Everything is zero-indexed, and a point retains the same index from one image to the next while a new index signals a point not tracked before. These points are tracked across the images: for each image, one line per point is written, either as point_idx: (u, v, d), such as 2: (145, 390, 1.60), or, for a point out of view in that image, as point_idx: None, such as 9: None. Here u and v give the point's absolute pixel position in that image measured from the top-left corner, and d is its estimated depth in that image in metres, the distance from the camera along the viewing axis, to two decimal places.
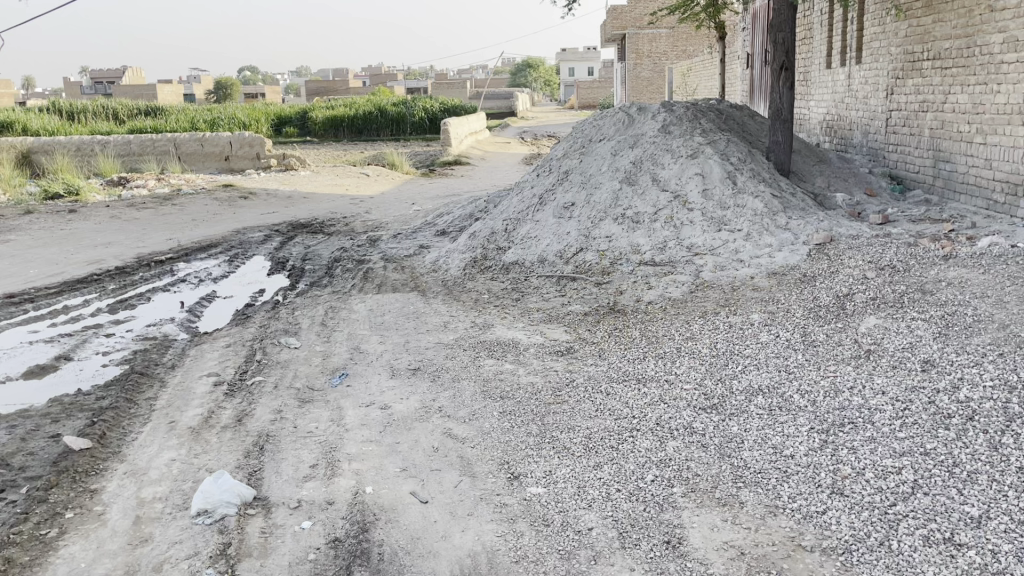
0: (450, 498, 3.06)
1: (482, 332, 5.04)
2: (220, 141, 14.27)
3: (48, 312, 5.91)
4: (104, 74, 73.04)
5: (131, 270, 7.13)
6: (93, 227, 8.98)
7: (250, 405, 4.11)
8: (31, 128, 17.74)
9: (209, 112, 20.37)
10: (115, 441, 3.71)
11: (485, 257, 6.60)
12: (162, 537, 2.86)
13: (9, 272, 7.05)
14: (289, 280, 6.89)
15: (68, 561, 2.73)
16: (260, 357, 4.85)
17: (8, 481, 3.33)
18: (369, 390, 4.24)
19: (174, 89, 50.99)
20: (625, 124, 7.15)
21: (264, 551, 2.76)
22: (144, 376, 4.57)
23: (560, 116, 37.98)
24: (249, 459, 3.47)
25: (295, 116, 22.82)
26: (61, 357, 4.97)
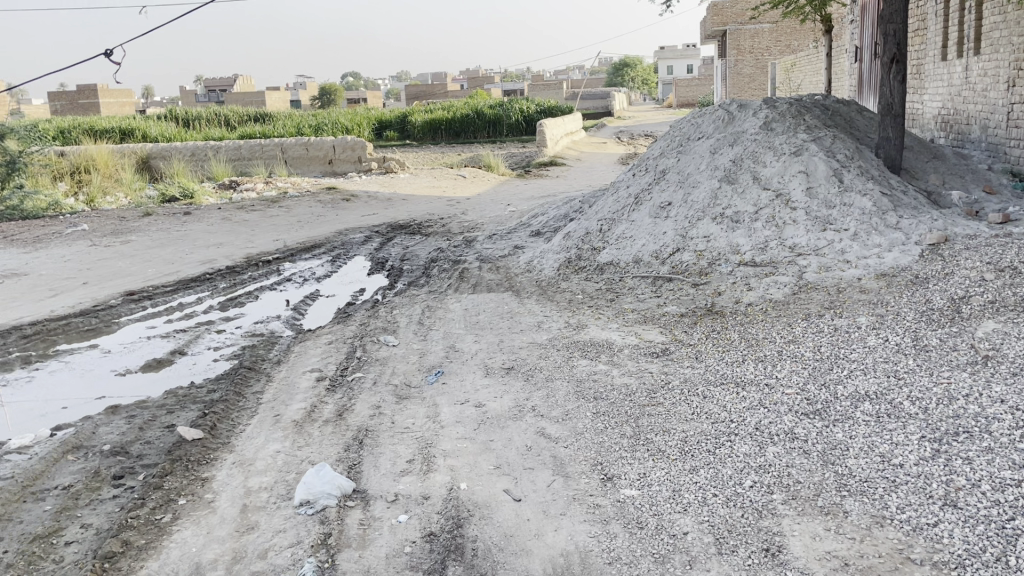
0: (543, 497, 3.07)
1: (577, 332, 5.04)
2: (324, 145, 14.75)
3: (165, 309, 6.25)
4: (219, 83, 76.77)
5: (241, 270, 7.45)
6: (205, 229, 9.44)
7: (351, 400, 4.23)
8: (151, 134, 18.83)
9: (314, 118, 21.13)
10: (223, 433, 3.89)
11: (579, 258, 6.59)
12: (267, 525, 2.98)
13: (129, 270, 7.49)
14: (388, 280, 7.06)
15: (180, 546, 2.87)
16: (360, 355, 4.98)
17: (127, 467, 3.54)
18: (463, 388, 4.30)
19: (280, 96, 53.13)
20: (725, 122, 6.97)
21: (364, 542, 2.84)
22: (251, 370, 4.78)
23: (657, 116, 37.56)
24: (349, 452, 3.57)
25: (396, 119, 23.34)
26: (177, 351, 5.26)
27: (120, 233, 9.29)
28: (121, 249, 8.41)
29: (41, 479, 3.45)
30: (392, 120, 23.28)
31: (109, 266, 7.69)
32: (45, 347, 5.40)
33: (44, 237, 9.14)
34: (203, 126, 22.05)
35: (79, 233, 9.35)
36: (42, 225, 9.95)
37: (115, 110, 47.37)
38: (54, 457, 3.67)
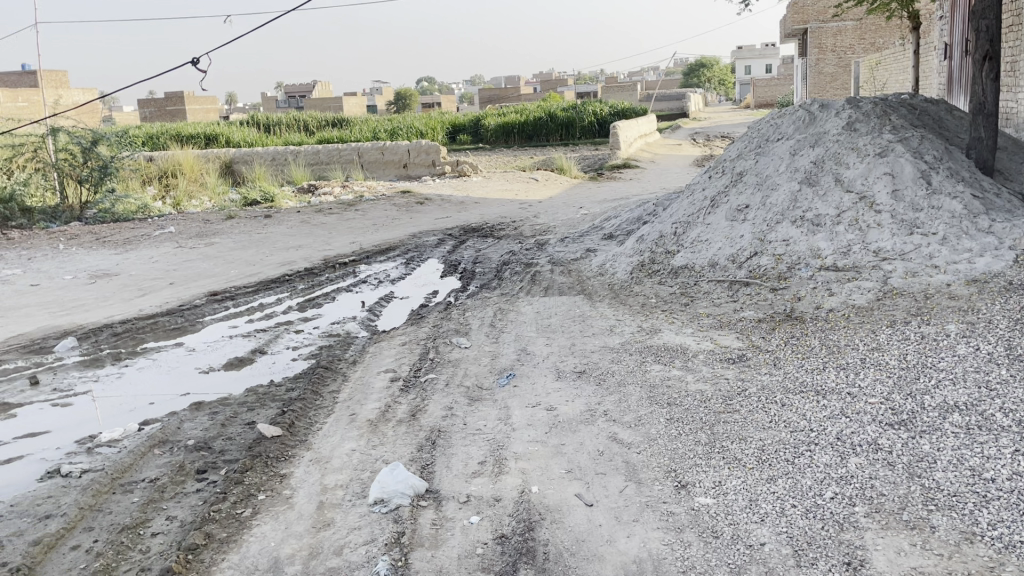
0: (616, 502, 3.04)
1: (650, 337, 4.98)
2: (399, 149, 14.98)
3: (246, 309, 6.45)
4: (299, 89, 78.84)
5: (318, 272, 7.63)
6: (285, 231, 9.70)
7: (424, 401, 4.28)
8: (234, 139, 19.49)
9: (389, 122, 21.52)
10: (301, 430, 3.98)
11: (652, 261, 6.53)
12: (342, 522, 3.04)
13: (213, 272, 7.75)
14: (461, 282, 7.15)
15: (259, 540, 2.95)
16: (433, 356, 5.04)
17: (210, 462, 3.67)
18: (535, 391, 4.30)
19: (357, 102, 54.55)
20: (805, 122, 6.79)
21: (436, 542, 2.87)
22: (328, 370, 4.89)
23: (733, 116, 36.91)
24: (422, 452, 3.62)
25: (469, 123, 23.54)
26: (257, 351, 5.42)
27: (205, 235, 9.63)
28: (206, 251, 8.71)
29: (129, 472, 3.60)
30: (465, 124, 23.48)
31: (194, 267, 7.98)
32: (135, 344, 5.64)
33: (134, 239, 9.55)
34: (284, 131, 22.70)
35: (166, 235, 9.73)
36: (133, 227, 10.39)
37: (201, 116, 49.13)
38: (142, 450, 3.82)
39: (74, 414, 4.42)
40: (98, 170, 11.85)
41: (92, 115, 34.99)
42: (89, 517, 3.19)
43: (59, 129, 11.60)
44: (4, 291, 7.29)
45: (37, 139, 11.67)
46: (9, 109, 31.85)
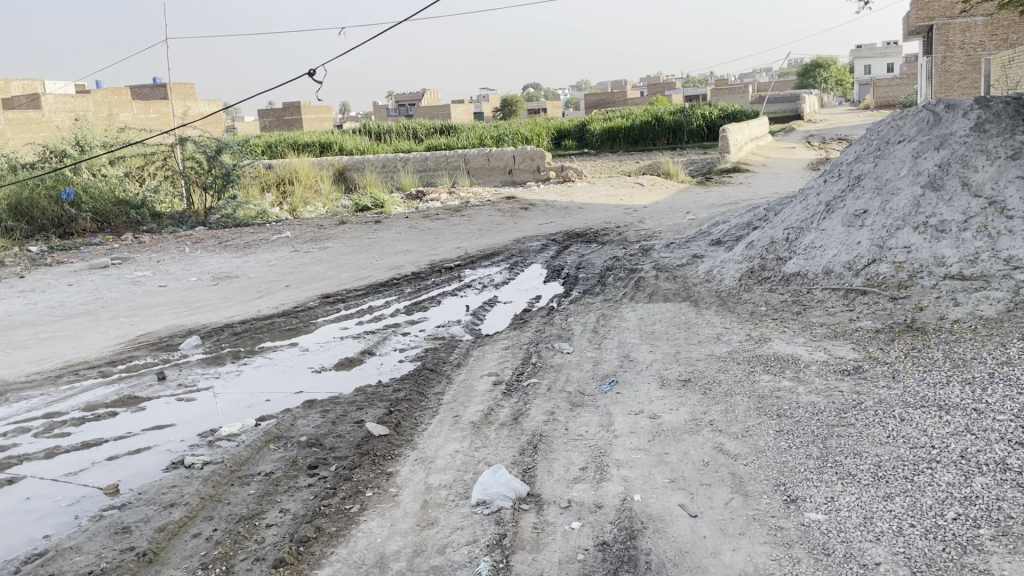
0: (721, 514, 2.97)
1: (759, 346, 4.85)
2: (504, 155, 15.14)
3: (356, 311, 6.66)
4: (408, 98, 80.90)
5: (425, 276, 7.80)
6: (393, 236, 9.97)
7: (526, 405, 4.31)
8: (347, 147, 20.19)
9: (496, 129, 21.79)
10: (407, 430, 4.08)
11: (762, 269, 6.37)
12: (445, 522, 3.10)
13: (325, 275, 8.05)
14: (564, 287, 7.16)
15: (366, 536, 3.04)
16: (536, 361, 5.06)
17: (322, 458, 3.80)
18: (638, 398, 4.26)
19: (466, 109, 55.71)
20: (929, 123, 6.44)
21: (537, 546, 2.88)
22: (433, 372, 4.99)
23: (851, 117, 35.49)
24: (524, 456, 3.64)
25: (575, 128, 23.57)
26: (367, 352, 5.59)
27: (318, 239, 10.03)
28: (320, 255, 9.06)
29: (246, 465, 3.78)
30: (571, 129, 23.52)
31: (308, 270, 8.30)
32: (253, 343, 5.92)
33: (254, 243, 10.04)
34: (394, 139, 23.38)
35: (283, 239, 10.17)
36: (253, 232, 10.93)
37: (316, 126, 51.08)
38: (258, 444, 4.01)
39: (197, 408, 4.68)
40: (221, 177, 12.45)
41: (218, 126, 37.02)
42: (209, 507, 3.37)
43: (187, 139, 12.28)
44: (137, 291, 7.80)
45: (167, 149, 12.45)
46: (143, 120, 34.08)
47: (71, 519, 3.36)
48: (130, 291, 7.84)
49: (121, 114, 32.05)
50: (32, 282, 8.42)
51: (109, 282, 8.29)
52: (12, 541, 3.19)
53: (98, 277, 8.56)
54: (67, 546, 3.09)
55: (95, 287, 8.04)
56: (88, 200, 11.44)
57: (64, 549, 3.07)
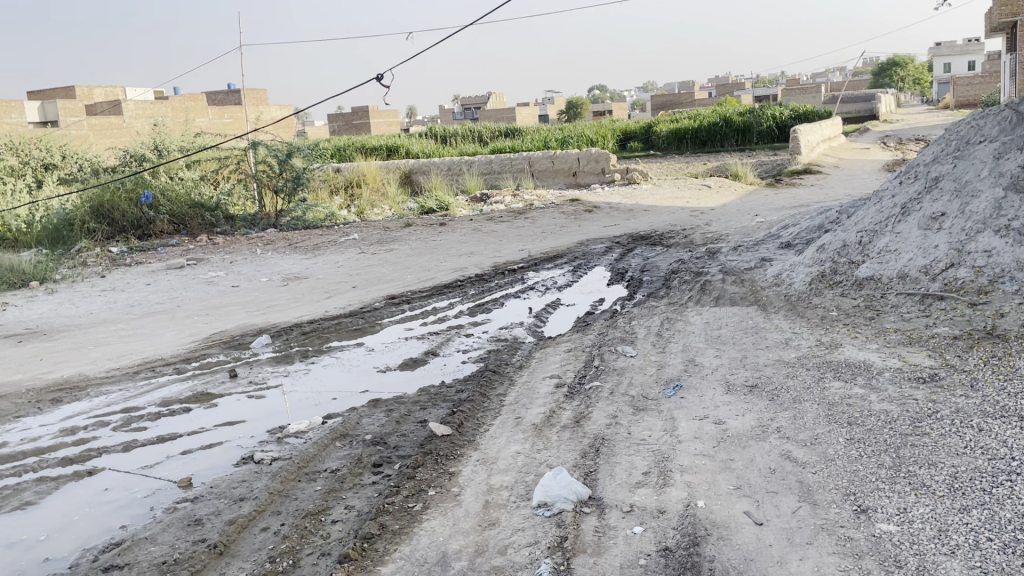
0: (788, 523, 2.91)
1: (830, 352, 4.73)
2: (569, 158, 15.12)
3: (421, 312, 6.75)
4: (474, 102, 81.64)
5: (489, 278, 7.85)
6: (458, 238, 10.06)
7: (588, 408, 4.30)
8: (414, 150, 20.45)
9: (561, 131, 21.81)
10: (470, 430, 4.12)
11: (833, 273, 6.21)
12: (507, 523, 3.11)
13: (391, 276, 8.17)
14: (628, 290, 7.12)
15: (428, 534, 3.08)
16: (599, 364, 5.04)
17: (386, 456, 3.86)
18: (703, 403, 4.20)
19: (531, 112, 55.95)
20: (1012, 122, 6.13)
21: (599, 549, 2.87)
22: (496, 374, 5.02)
23: (929, 116, 34.36)
24: (585, 459, 3.63)
25: (640, 130, 23.42)
26: (431, 352, 5.66)
27: (385, 241, 10.19)
28: (386, 257, 9.20)
29: (313, 462, 3.87)
30: (637, 131, 23.37)
31: (374, 272, 8.44)
32: (320, 343, 6.04)
33: (322, 245, 10.26)
34: (459, 142, 23.61)
35: (350, 241, 10.36)
36: (322, 234, 11.17)
37: (384, 129, 51.91)
38: (325, 442, 4.10)
39: (267, 405, 4.81)
40: (291, 181, 12.81)
41: (288, 130, 37.95)
42: (277, 502, 3.45)
43: (259, 143, 12.64)
44: (211, 291, 8.06)
45: (241, 154, 12.88)
46: (218, 126, 35.16)
47: (147, 511, 3.48)
48: (204, 291, 8.09)
49: (197, 119, 33.18)
50: (113, 281, 8.78)
51: (184, 282, 8.58)
52: (91, 530, 3.33)
53: (174, 277, 8.87)
54: (142, 537, 3.21)
55: (172, 287, 8.34)
56: (165, 203, 11.86)
57: (140, 539, 3.19)
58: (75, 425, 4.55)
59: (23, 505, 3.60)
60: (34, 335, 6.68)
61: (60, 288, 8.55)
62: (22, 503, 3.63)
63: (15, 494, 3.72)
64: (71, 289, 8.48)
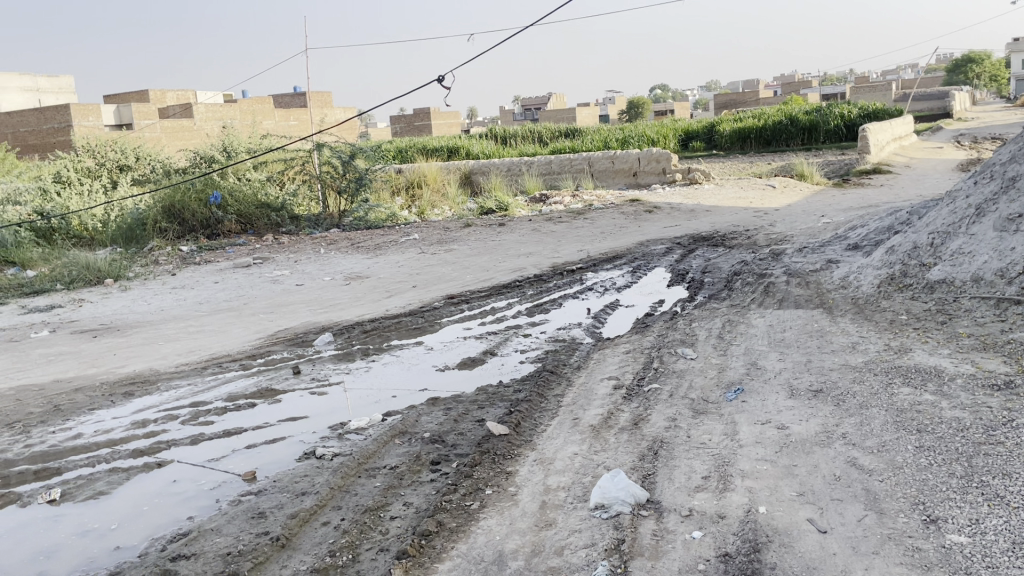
0: (852, 531, 2.84)
1: (899, 357, 4.59)
2: (629, 158, 15.00)
3: (479, 312, 6.78)
4: (534, 102, 81.85)
5: (547, 278, 7.85)
6: (517, 239, 10.09)
7: (647, 410, 4.26)
8: (474, 151, 20.60)
9: (621, 131, 21.69)
10: (527, 430, 4.12)
11: (903, 275, 6.02)
12: (564, 523, 3.10)
13: (450, 276, 8.24)
14: (688, 291, 7.03)
15: (485, 533, 3.09)
16: (658, 366, 4.99)
17: (444, 454, 3.89)
18: (766, 407, 4.12)
19: (591, 112, 55.92)
20: None
21: (657, 553, 2.84)
22: (553, 374, 5.01)
23: (1007, 114, 33.11)
24: (644, 461, 3.60)
25: (703, 130, 23.15)
26: (488, 352, 5.68)
27: (444, 241, 10.28)
28: (446, 257, 9.28)
29: (373, 458, 3.92)
30: (699, 130, 23.11)
31: (434, 271, 8.52)
32: (381, 341, 6.12)
33: (384, 245, 10.41)
34: (519, 142, 23.70)
35: (411, 241, 10.47)
36: (383, 234, 11.32)
37: (445, 131, 52.42)
38: (384, 438, 4.15)
39: (329, 402, 4.89)
40: (354, 182, 12.98)
41: (352, 132, 38.60)
42: (338, 497, 3.51)
43: (323, 144, 12.88)
44: (276, 289, 8.24)
45: (306, 155, 13.12)
46: (283, 127, 35.99)
47: (213, 502, 3.58)
48: (269, 289, 8.29)
49: (263, 122, 34.04)
50: (183, 279, 9.06)
51: (250, 280, 8.81)
52: (160, 520, 3.44)
53: (240, 275, 9.10)
54: (208, 528, 3.30)
55: (238, 285, 8.56)
56: (233, 203, 12.16)
57: (206, 530, 3.28)
58: (146, 418, 4.70)
59: (97, 494, 3.74)
60: (108, 331, 6.93)
61: (132, 285, 8.87)
62: (95, 492, 3.77)
63: (89, 484, 3.86)
64: (143, 286, 8.79)
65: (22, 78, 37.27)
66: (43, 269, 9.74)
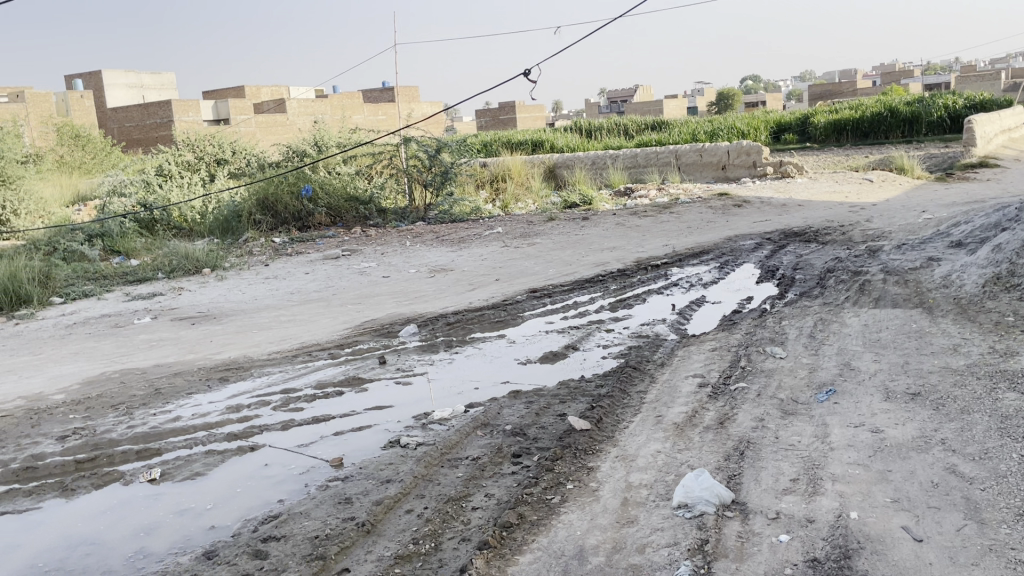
0: (951, 541, 2.71)
1: (1005, 360, 4.35)
2: (718, 151, 14.70)
3: (562, 306, 6.76)
4: (621, 95, 81.21)
5: (631, 273, 7.76)
6: (601, 233, 10.02)
7: (733, 409, 4.17)
8: (559, 145, 20.58)
9: (710, 123, 21.29)
10: (609, 426, 4.09)
11: (1010, 275, 5.70)
12: (646, 521, 3.07)
13: (534, 270, 8.24)
14: (778, 288, 6.83)
15: (566, 527, 3.08)
16: (745, 364, 4.88)
17: (525, 447, 3.90)
18: (859, 410, 3.97)
19: (679, 104, 55.21)
20: None
21: (742, 555, 2.78)
22: (637, 370, 4.96)
23: None
24: (729, 462, 3.52)
25: (796, 122, 22.51)
26: (570, 346, 5.67)
27: (528, 235, 10.29)
28: (529, 250, 9.30)
29: (455, 449, 3.96)
30: (791, 122, 22.51)
31: (517, 265, 8.54)
32: (464, 333, 6.19)
33: (468, 238, 10.50)
34: (604, 135, 23.55)
35: (495, 235, 10.54)
36: (467, 227, 11.43)
37: (530, 124, 52.51)
38: (467, 430, 4.19)
39: (413, 392, 4.97)
40: (440, 175, 13.19)
41: (438, 126, 39.09)
42: (421, 486, 3.57)
43: (410, 139, 13.15)
44: (363, 281, 8.42)
45: (394, 149, 13.40)
46: (372, 122, 36.73)
47: (302, 487, 3.69)
48: (357, 281, 8.47)
49: (353, 116, 34.81)
50: (276, 270, 9.36)
51: (339, 271, 9.03)
52: (252, 502, 3.57)
53: (330, 267, 9.35)
54: (297, 511, 3.40)
55: (328, 276, 8.79)
56: (323, 196, 12.48)
57: (295, 513, 3.38)
58: (239, 403, 4.88)
59: (194, 475, 3.91)
60: (206, 318, 7.22)
61: (229, 275, 9.21)
62: (192, 473, 3.94)
63: (186, 465, 4.04)
64: (238, 276, 9.12)
65: (127, 76, 39.12)
66: (146, 258, 10.22)
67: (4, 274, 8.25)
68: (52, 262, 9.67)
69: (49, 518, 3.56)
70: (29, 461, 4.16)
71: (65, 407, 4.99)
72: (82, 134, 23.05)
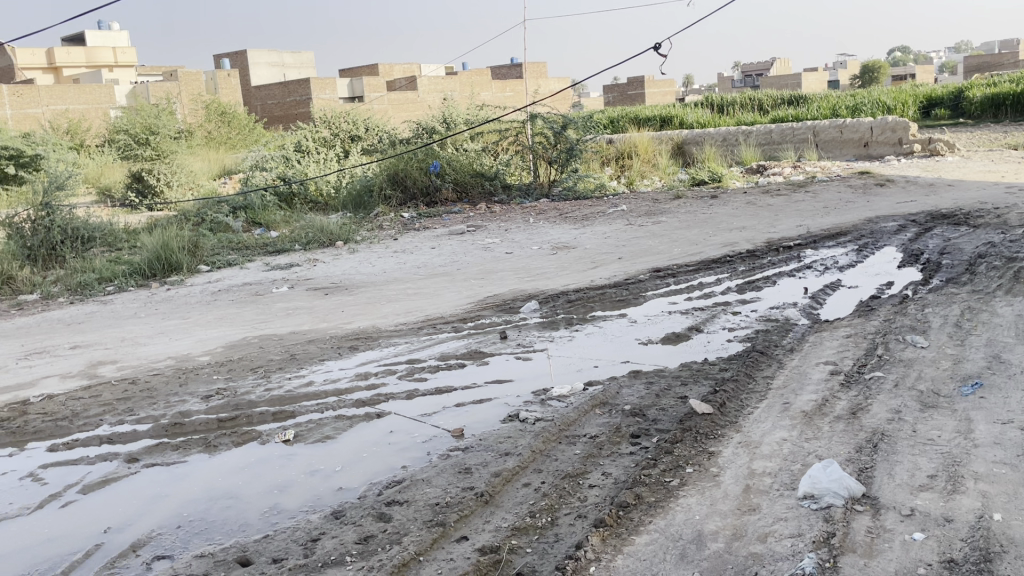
0: None
1: None
2: (860, 127, 13.94)
3: (686, 287, 6.62)
4: (755, 70, 78.18)
5: (761, 254, 7.50)
6: (730, 212, 9.72)
7: (867, 399, 3.96)
8: (688, 121, 20.09)
9: (852, 98, 20.18)
10: (732, 411, 3.98)
11: None
12: (769, 510, 2.97)
13: (659, 249, 8.10)
14: (922, 274, 6.42)
15: (685, 511, 3.03)
16: (882, 353, 4.62)
17: (643, 428, 3.85)
18: (1009, 406, 3.68)
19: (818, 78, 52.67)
20: None
21: (871, 551, 2.65)
22: (763, 355, 4.79)
23: None
24: (861, 454, 3.36)
25: (948, 96, 21.02)
26: (694, 328, 5.54)
27: (653, 213, 10.12)
28: (654, 229, 9.15)
29: (573, 426, 3.97)
30: (944, 96, 21.04)
31: (641, 244, 8.41)
32: (585, 311, 6.17)
33: (591, 215, 10.45)
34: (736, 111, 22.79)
35: (619, 213, 10.42)
36: (591, 204, 11.36)
37: (658, 100, 51.45)
38: (586, 408, 4.19)
39: (533, 367, 5.00)
40: (565, 152, 13.08)
41: (565, 102, 38.95)
42: (538, 461, 3.60)
43: (537, 115, 13.14)
44: (487, 256, 8.53)
45: (520, 127, 13.44)
46: (499, 98, 37.02)
47: (425, 454, 3.80)
48: (481, 256, 8.58)
49: (481, 93, 35.22)
50: (404, 243, 9.63)
51: (464, 246, 9.19)
52: (377, 467, 3.70)
53: (455, 242, 9.52)
54: (420, 478, 3.51)
55: (452, 251, 8.97)
56: (451, 172, 12.69)
57: (417, 480, 3.49)
58: (367, 371, 5.08)
59: (324, 438, 4.09)
60: (337, 289, 7.52)
61: (359, 248, 9.54)
62: (323, 436, 4.12)
63: (318, 428, 4.23)
64: (368, 250, 9.43)
65: (268, 55, 40.98)
66: (284, 229, 10.74)
67: (158, 242, 8.87)
68: (200, 232, 10.33)
69: (194, 471, 3.82)
70: (177, 418, 4.47)
71: (210, 369, 5.34)
72: (228, 112, 24.40)
